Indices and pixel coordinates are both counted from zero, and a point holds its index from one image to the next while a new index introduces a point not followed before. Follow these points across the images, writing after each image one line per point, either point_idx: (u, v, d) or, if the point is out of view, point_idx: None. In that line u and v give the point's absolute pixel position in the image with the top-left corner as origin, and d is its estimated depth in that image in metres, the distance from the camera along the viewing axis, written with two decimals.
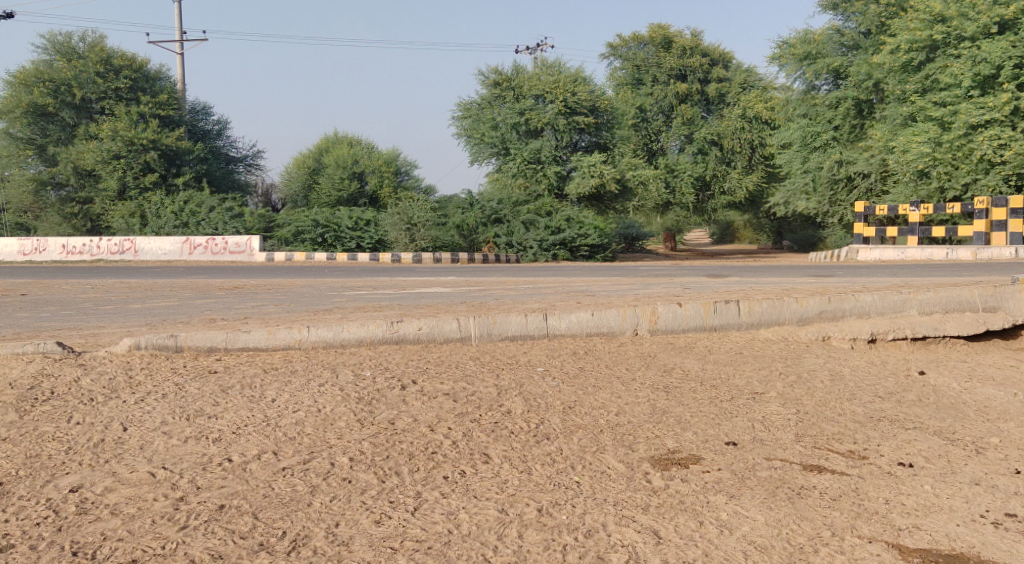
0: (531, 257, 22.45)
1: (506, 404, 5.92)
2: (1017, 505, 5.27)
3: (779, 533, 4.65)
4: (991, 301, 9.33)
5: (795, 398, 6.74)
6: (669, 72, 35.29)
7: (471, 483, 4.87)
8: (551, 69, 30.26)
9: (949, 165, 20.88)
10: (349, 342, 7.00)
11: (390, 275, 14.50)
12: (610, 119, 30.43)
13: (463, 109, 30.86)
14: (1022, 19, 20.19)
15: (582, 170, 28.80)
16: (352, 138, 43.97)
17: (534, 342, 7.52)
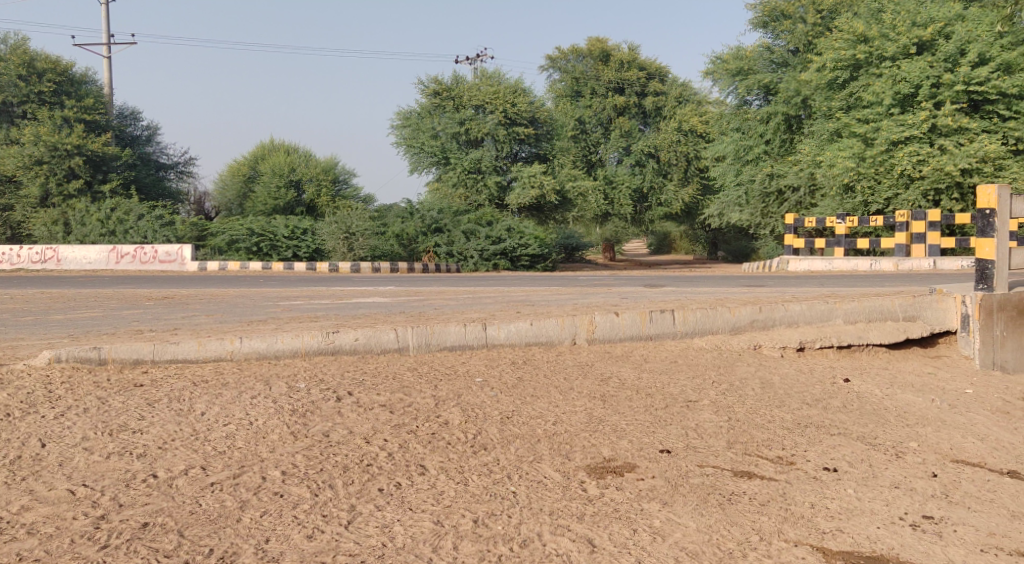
0: (471, 267, 22.52)
1: (443, 415, 6.01)
2: (934, 508, 5.55)
3: (710, 539, 4.82)
4: (911, 311, 9.61)
5: (727, 406, 6.94)
6: (607, 85, 35.79)
7: (406, 495, 4.95)
8: (490, 79, 30.39)
9: (873, 179, 21.46)
10: (284, 353, 7.00)
11: (327, 285, 14.51)
12: (548, 130, 30.77)
13: (403, 118, 30.86)
14: (939, 40, 21.02)
15: (522, 181, 29.04)
16: (288, 145, 43.62)
17: (472, 352, 7.62)
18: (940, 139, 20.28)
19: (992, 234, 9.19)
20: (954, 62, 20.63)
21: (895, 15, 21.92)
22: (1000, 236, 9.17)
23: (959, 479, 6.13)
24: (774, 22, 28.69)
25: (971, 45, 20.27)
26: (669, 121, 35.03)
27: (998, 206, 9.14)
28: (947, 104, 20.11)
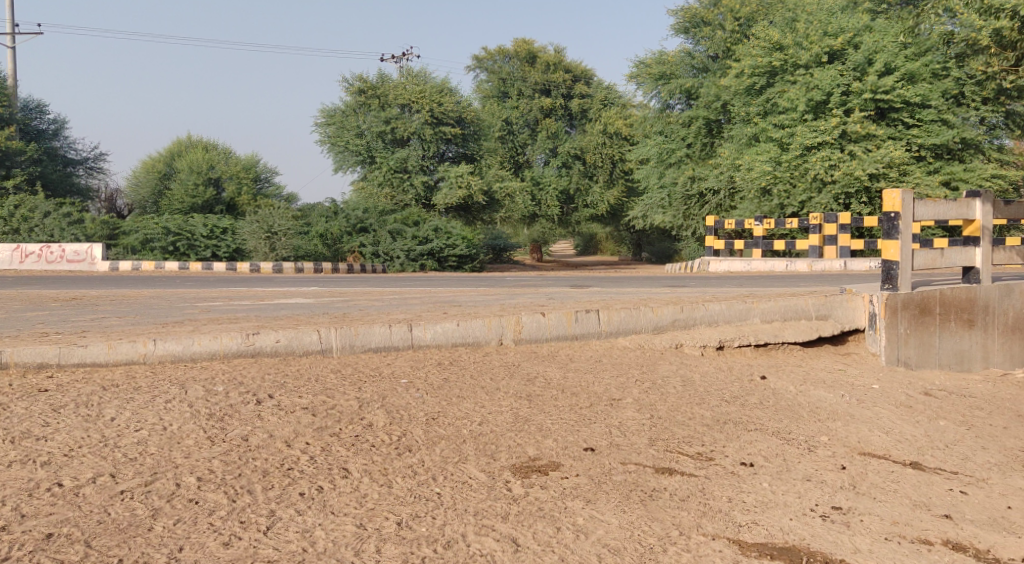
0: (397, 267, 22.49)
1: (367, 417, 6.07)
2: (843, 499, 5.82)
3: (631, 535, 4.97)
4: (824, 310, 9.96)
5: (649, 403, 7.14)
6: (534, 87, 36.10)
7: (328, 499, 5.00)
8: (416, 78, 30.30)
9: (789, 183, 22.07)
10: (200, 356, 6.99)
11: (249, 286, 14.37)
12: (476, 131, 30.88)
13: (326, 115, 30.52)
14: (849, 50, 21.76)
15: (449, 181, 29.09)
16: (206, 142, 42.89)
17: (397, 353, 7.67)
18: (851, 145, 20.98)
19: (897, 236, 9.47)
20: (862, 71, 21.36)
21: (808, 25, 22.64)
22: (904, 238, 9.44)
23: (867, 471, 6.42)
24: (694, 28, 29.32)
25: (879, 55, 21.03)
26: (595, 123, 35.41)
27: (902, 209, 9.38)
28: (856, 111, 20.78)
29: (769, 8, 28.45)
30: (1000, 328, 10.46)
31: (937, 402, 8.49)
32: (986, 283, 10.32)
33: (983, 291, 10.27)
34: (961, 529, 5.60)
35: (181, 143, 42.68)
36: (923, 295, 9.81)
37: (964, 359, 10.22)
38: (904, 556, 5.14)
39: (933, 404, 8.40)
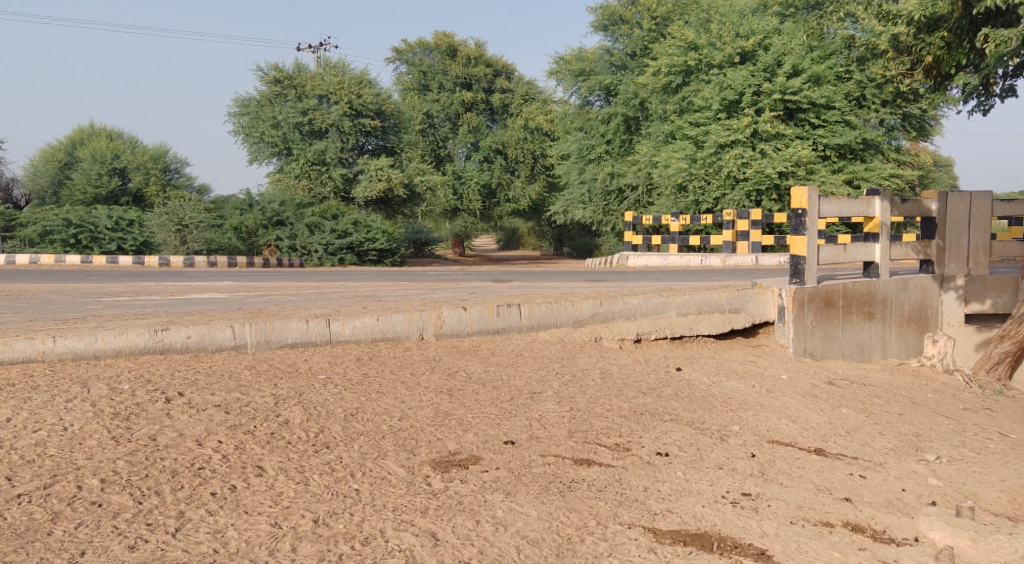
0: (315, 261, 22.30)
1: (283, 414, 6.10)
2: (752, 486, 6.06)
3: (549, 526, 5.08)
4: (736, 303, 10.28)
5: (569, 396, 7.30)
6: (454, 80, 36.09)
7: (241, 498, 5.01)
8: (335, 69, 30.05)
9: (703, 180, 22.59)
10: (104, 353, 6.88)
11: (158, 281, 14.12)
12: (395, 123, 30.76)
13: (240, 105, 29.89)
14: (759, 51, 22.38)
15: (368, 174, 28.94)
16: (111, 130, 41.74)
17: (315, 349, 7.68)
18: (761, 144, 21.60)
19: (804, 232, 9.82)
20: (772, 72, 21.99)
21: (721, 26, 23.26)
22: (810, 234, 9.84)
23: (774, 459, 6.69)
24: (613, 26, 29.57)
25: (787, 57, 21.68)
26: (516, 118, 35.67)
27: (809, 206, 9.73)
28: (766, 111, 21.37)
29: (684, 8, 29.09)
30: (897, 320, 10.92)
31: (841, 391, 8.85)
32: (885, 277, 10.76)
33: (882, 284, 10.71)
34: (859, 511, 5.86)
35: (84, 131, 41.39)
36: (829, 289, 10.19)
37: (865, 349, 10.63)
38: (807, 537, 5.35)
39: (837, 393, 8.76)
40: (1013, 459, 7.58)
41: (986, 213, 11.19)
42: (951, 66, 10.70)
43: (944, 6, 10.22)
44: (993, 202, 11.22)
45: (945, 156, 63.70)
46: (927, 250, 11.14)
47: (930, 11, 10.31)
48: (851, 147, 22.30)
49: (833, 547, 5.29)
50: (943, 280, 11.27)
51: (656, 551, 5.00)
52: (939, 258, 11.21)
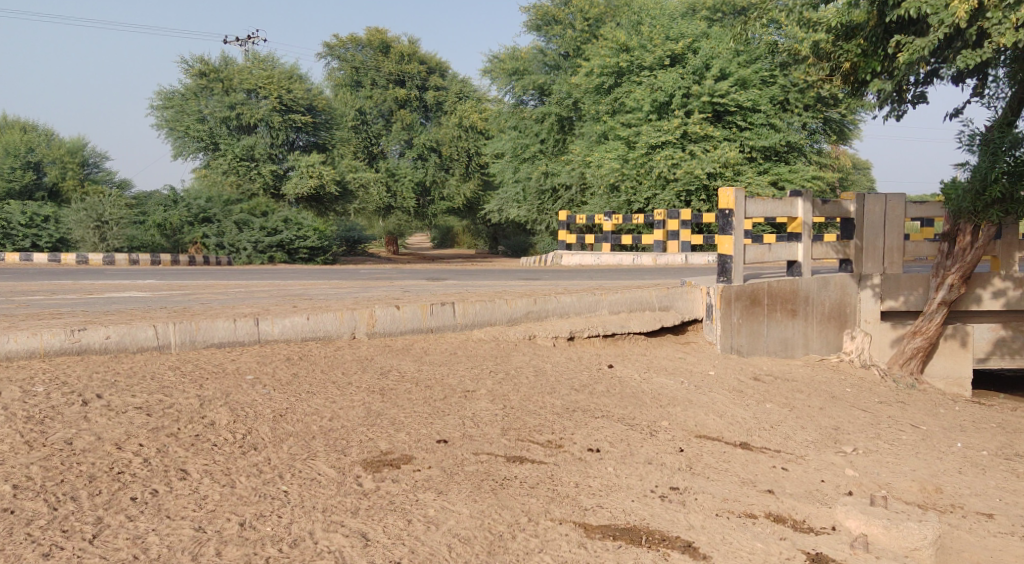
0: (244, 259, 21.97)
1: (208, 415, 6.06)
2: (679, 480, 6.22)
3: (481, 523, 5.14)
4: (666, 302, 10.49)
5: (502, 394, 7.38)
6: (387, 77, 35.95)
7: (163, 502, 4.95)
8: (263, 63, 29.57)
9: (635, 180, 22.90)
10: (17, 354, 6.74)
11: (77, 279, 13.84)
12: (327, 120, 30.55)
13: (164, 98, 29.24)
14: (688, 54, 22.83)
15: (299, 170, 28.69)
16: (25, 123, 40.56)
17: (241, 348, 7.63)
18: (690, 145, 22.01)
19: (731, 232, 10.06)
20: (700, 75, 22.40)
21: (652, 29, 23.69)
22: (737, 233, 10.05)
23: (702, 453, 6.86)
24: (545, 26, 30.08)
25: (714, 61, 22.09)
26: (449, 116, 35.71)
27: (735, 206, 9.97)
28: (695, 113, 21.77)
29: (616, 10, 29.67)
30: (818, 318, 11.23)
31: (766, 387, 9.10)
32: (808, 275, 11.07)
33: (804, 283, 11.01)
34: (781, 502, 6.05)
35: None
36: (754, 287, 10.44)
37: (789, 346, 10.90)
38: (731, 529, 5.51)
39: (762, 388, 9.00)
40: (925, 450, 7.90)
41: (900, 214, 11.61)
42: (867, 72, 11.06)
43: (860, 14, 10.82)
44: (907, 203, 11.63)
45: (862, 161, 65.56)
46: (846, 251, 11.46)
47: (847, 18, 10.91)
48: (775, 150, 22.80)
49: (756, 537, 5.46)
50: (860, 279, 11.60)
51: (586, 546, 5.10)
52: (857, 258, 11.53)
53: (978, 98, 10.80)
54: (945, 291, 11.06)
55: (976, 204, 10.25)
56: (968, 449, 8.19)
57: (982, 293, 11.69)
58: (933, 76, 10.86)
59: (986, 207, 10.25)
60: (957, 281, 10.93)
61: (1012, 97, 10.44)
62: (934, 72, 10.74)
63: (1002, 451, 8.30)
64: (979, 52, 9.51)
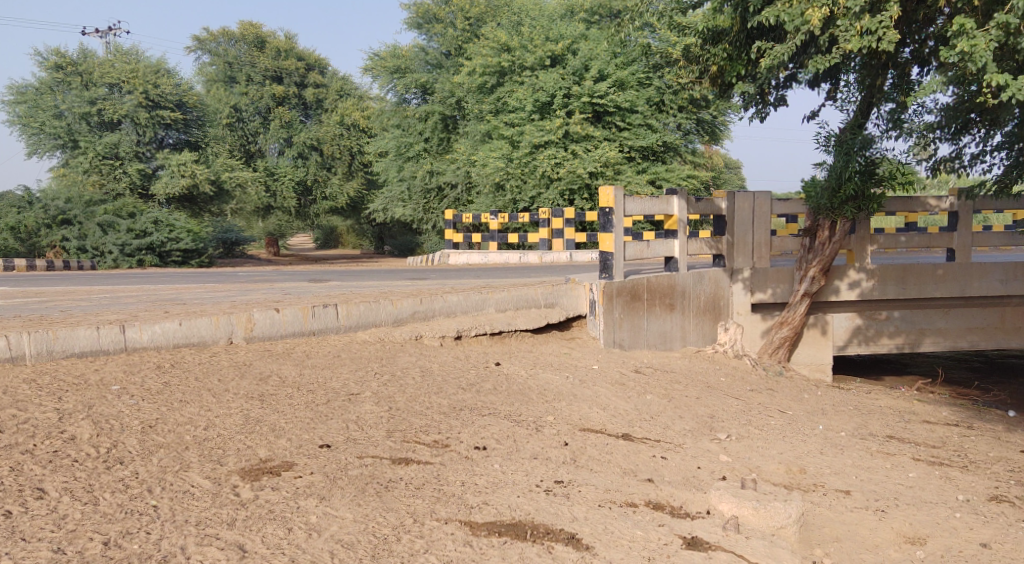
0: (110, 262, 21.18)
1: (69, 430, 5.84)
2: (565, 473, 6.32)
3: (365, 528, 5.11)
4: (550, 299, 10.63)
5: (387, 395, 7.34)
6: (263, 73, 34.76)
7: (19, 524, 4.74)
8: (126, 57, 28.45)
9: (519, 179, 23.08)
10: None
11: None
12: (198, 117, 29.52)
13: (17, 93, 27.85)
14: (568, 55, 23.16)
15: (170, 169, 27.61)
16: None
17: (107, 358, 7.34)
18: (572, 145, 22.33)
19: (612, 229, 10.25)
20: (580, 76, 22.75)
21: (532, 29, 23.96)
22: (617, 231, 10.26)
23: (585, 446, 6.99)
24: (427, 24, 30.05)
25: (593, 63, 22.47)
26: (330, 114, 35.26)
27: (615, 204, 10.18)
28: (577, 113, 22.11)
29: (496, 10, 29.75)
30: (694, 311, 11.54)
31: (647, 378, 9.34)
32: (684, 270, 11.36)
33: (681, 278, 11.28)
34: (660, 490, 6.22)
35: None
36: (635, 282, 10.63)
37: (668, 339, 11.16)
38: (612, 519, 5.64)
39: (642, 381, 9.23)
40: (792, 434, 8.25)
41: (766, 211, 12.08)
42: (732, 76, 11.41)
43: (725, 20, 11.01)
44: (772, 201, 12.10)
45: (734, 160, 67.62)
46: (718, 246, 11.87)
47: (712, 23, 11.08)
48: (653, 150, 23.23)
49: (636, 526, 5.59)
50: (732, 273, 12.01)
51: (472, 544, 5.13)
52: (729, 253, 11.94)
53: (831, 101, 11.34)
54: (807, 283, 11.59)
55: (833, 202, 10.83)
56: (830, 431, 8.60)
57: (839, 284, 12.27)
58: (792, 80, 11.33)
59: (841, 204, 10.90)
60: (818, 273, 11.46)
61: (861, 102, 11.02)
62: (792, 76, 11.21)
63: (860, 432, 8.75)
64: (830, 57, 9.96)
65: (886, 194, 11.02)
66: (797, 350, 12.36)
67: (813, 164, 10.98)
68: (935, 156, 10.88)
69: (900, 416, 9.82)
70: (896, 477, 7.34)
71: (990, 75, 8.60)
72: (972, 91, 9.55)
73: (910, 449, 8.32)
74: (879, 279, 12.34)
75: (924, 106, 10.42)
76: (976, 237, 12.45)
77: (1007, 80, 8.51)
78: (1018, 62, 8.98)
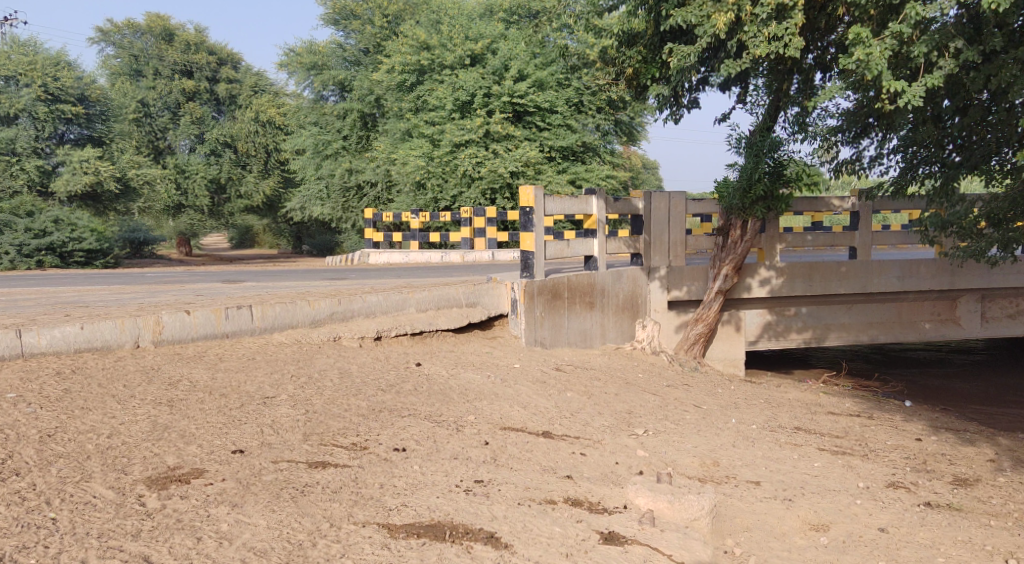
0: (7, 263, 20.23)
1: None
2: (485, 472, 6.29)
3: (279, 534, 4.99)
4: (472, 298, 10.56)
5: (304, 398, 7.21)
6: (172, 67, 34.06)
7: None
8: (24, 49, 27.42)
9: (440, 177, 22.99)
10: None
11: None
12: (101, 111, 28.57)
13: None
14: (488, 54, 23.15)
15: (71, 166, 26.43)
16: None
17: (4, 364, 7.06)
18: (492, 144, 22.31)
19: (532, 228, 10.25)
20: (500, 76, 22.80)
21: (452, 28, 23.87)
22: (538, 230, 10.27)
23: (505, 444, 6.96)
24: (344, 20, 29.93)
25: (512, 62, 22.48)
26: (244, 110, 34.45)
27: (535, 204, 10.22)
28: (497, 113, 22.09)
29: (415, 7, 29.57)
30: (614, 308, 11.62)
31: (566, 376, 9.36)
32: (603, 269, 11.44)
33: (601, 277, 11.35)
34: (578, 486, 6.24)
35: None
36: (555, 282, 10.66)
37: (589, 337, 11.20)
38: (531, 516, 5.62)
39: (563, 378, 9.25)
40: (706, 428, 8.36)
41: (682, 212, 12.23)
42: (647, 78, 11.58)
43: (638, 23, 11.23)
44: (687, 201, 12.26)
45: (652, 161, 68.78)
46: (636, 245, 11.97)
47: (627, 26, 11.25)
48: (572, 150, 23.36)
49: (554, 522, 5.58)
50: (648, 271, 12.14)
51: (390, 547, 5.05)
52: (646, 251, 12.05)
53: (741, 105, 11.56)
54: (721, 281, 11.79)
55: (744, 202, 11.03)
56: (742, 424, 8.74)
57: (751, 282, 12.46)
58: (704, 83, 11.51)
59: (752, 204, 11.09)
60: (730, 271, 11.67)
61: (769, 105, 11.26)
62: (704, 79, 11.39)
63: (770, 424, 8.92)
64: (740, 61, 10.11)
65: (793, 195, 11.29)
66: (711, 346, 12.57)
67: (725, 165, 11.17)
68: (838, 158, 11.18)
69: (809, 408, 10.05)
70: (803, 466, 7.49)
71: (887, 82, 8.87)
72: (870, 97, 9.84)
73: (816, 440, 8.51)
74: (788, 277, 12.59)
75: (827, 110, 10.67)
76: (876, 236, 12.86)
77: (902, 86, 8.77)
78: (912, 69, 9.28)
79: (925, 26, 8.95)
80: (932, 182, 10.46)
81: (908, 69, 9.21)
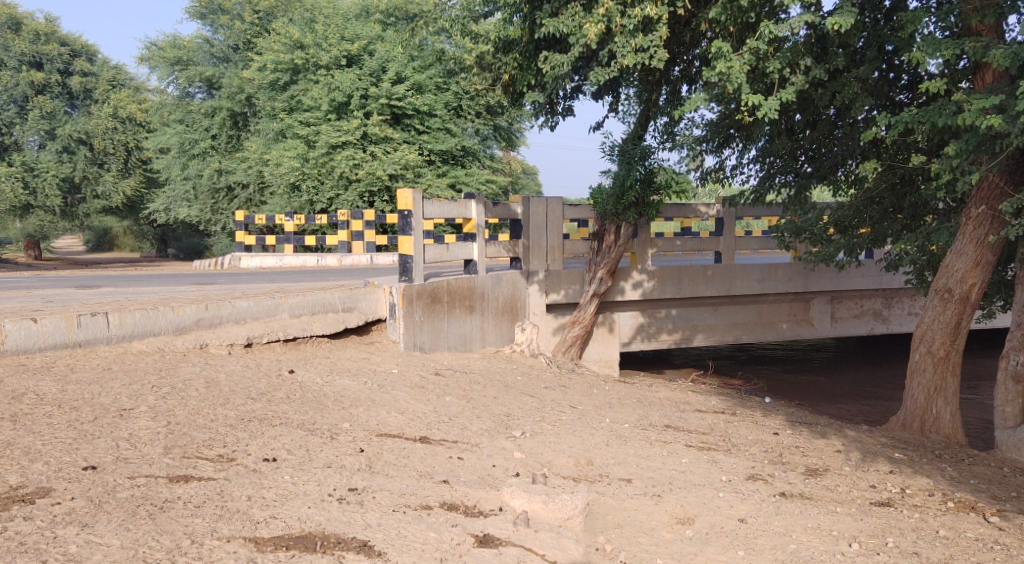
0: None
1: None
2: (358, 480, 6.09)
3: (135, 553, 4.68)
4: (348, 302, 10.27)
5: (166, 410, 6.84)
6: (19, 58, 32.04)
7: None
8: None
9: (316, 179, 22.52)
10: None
11: None
12: None
13: None
14: (364, 56, 22.79)
15: None
16: None
17: None
18: (371, 146, 22.01)
19: (410, 232, 10.09)
20: (377, 78, 22.48)
21: (326, 28, 23.39)
22: (416, 233, 10.13)
23: (380, 451, 6.77)
24: (211, 15, 29.02)
25: (389, 64, 22.26)
26: (101, 105, 33.28)
27: (413, 207, 10.01)
28: (374, 115, 21.83)
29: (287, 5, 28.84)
30: (493, 311, 11.54)
31: (445, 380, 9.22)
32: (483, 272, 11.35)
33: (481, 280, 11.24)
34: (453, 490, 6.11)
35: None
36: (434, 285, 10.48)
37: (468, 340, 11.08)
38: (406, 523, 5.46)
39: (441, 383, 9.09)
40: (579, 427, 8.36)
41: (558, 217, 12.27)
42: (523, 84, 11.57)
43: (513, 30, 11.25)
44: (563, 206, 12.31)
45: (531, 167, 69.44)
46: (514, 249, 11.98)
47: (503, 33, 11.24)
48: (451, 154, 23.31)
49: (429, 527, 5.44)
50: (527, 275, 12.14)
51: (256, 561, 4.80)
52: (524, 256, 12.07)
53: (612, 113, 11.68)
54: (596, 285, 11.90)
55: (618, 208, 11.17)
56: (614, 423, 8.78)
57: (624, 285, 12.58)
58: (578, 92, 11.59)
59: (625, 209, 11.26)
60: (605, 275, 11.80)
61: (640, 114, 11.40)
62: (578, 88, 11.47)
63: (641, 422, 8.99)
64: (608, 70, 10.15)
65: (663, 202, 11.53)
66: (587, 348, 12.64)
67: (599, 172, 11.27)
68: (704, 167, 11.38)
69: (678, 406, 10.21)
70: (671, 463, 7.57)
71: (745, 95, 9.02)
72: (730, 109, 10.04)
73: (683, 437, 8.61)
74: (658, 280, 12.77)
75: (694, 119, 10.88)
76: (739, 240, 13.23)
77: (760, 100, 8.95)
78: (767, 84, 9.49)
79: (778, 44, 9.27)
80: (787, 192, 10.96)
81: (764, 83, 9.44)
